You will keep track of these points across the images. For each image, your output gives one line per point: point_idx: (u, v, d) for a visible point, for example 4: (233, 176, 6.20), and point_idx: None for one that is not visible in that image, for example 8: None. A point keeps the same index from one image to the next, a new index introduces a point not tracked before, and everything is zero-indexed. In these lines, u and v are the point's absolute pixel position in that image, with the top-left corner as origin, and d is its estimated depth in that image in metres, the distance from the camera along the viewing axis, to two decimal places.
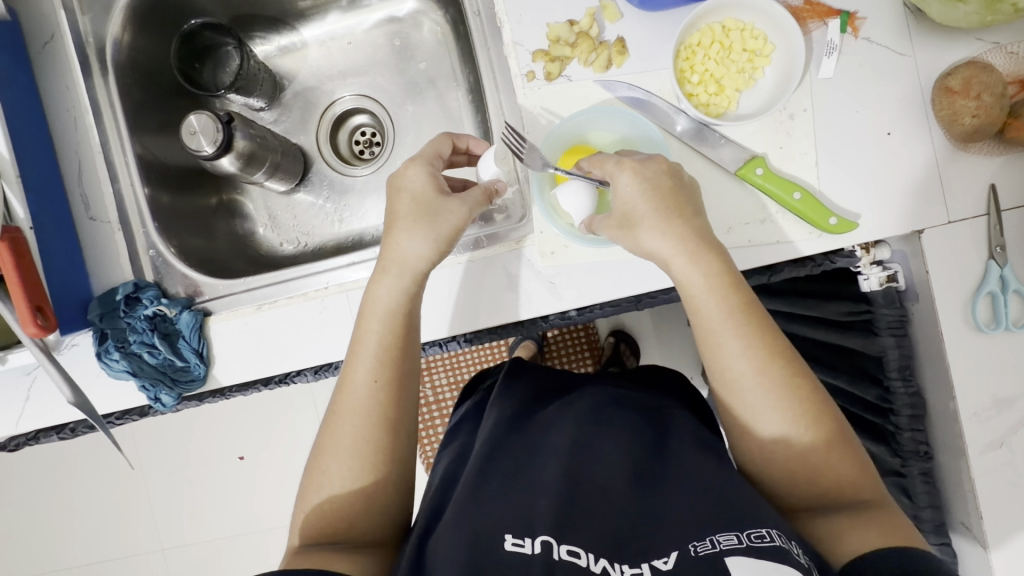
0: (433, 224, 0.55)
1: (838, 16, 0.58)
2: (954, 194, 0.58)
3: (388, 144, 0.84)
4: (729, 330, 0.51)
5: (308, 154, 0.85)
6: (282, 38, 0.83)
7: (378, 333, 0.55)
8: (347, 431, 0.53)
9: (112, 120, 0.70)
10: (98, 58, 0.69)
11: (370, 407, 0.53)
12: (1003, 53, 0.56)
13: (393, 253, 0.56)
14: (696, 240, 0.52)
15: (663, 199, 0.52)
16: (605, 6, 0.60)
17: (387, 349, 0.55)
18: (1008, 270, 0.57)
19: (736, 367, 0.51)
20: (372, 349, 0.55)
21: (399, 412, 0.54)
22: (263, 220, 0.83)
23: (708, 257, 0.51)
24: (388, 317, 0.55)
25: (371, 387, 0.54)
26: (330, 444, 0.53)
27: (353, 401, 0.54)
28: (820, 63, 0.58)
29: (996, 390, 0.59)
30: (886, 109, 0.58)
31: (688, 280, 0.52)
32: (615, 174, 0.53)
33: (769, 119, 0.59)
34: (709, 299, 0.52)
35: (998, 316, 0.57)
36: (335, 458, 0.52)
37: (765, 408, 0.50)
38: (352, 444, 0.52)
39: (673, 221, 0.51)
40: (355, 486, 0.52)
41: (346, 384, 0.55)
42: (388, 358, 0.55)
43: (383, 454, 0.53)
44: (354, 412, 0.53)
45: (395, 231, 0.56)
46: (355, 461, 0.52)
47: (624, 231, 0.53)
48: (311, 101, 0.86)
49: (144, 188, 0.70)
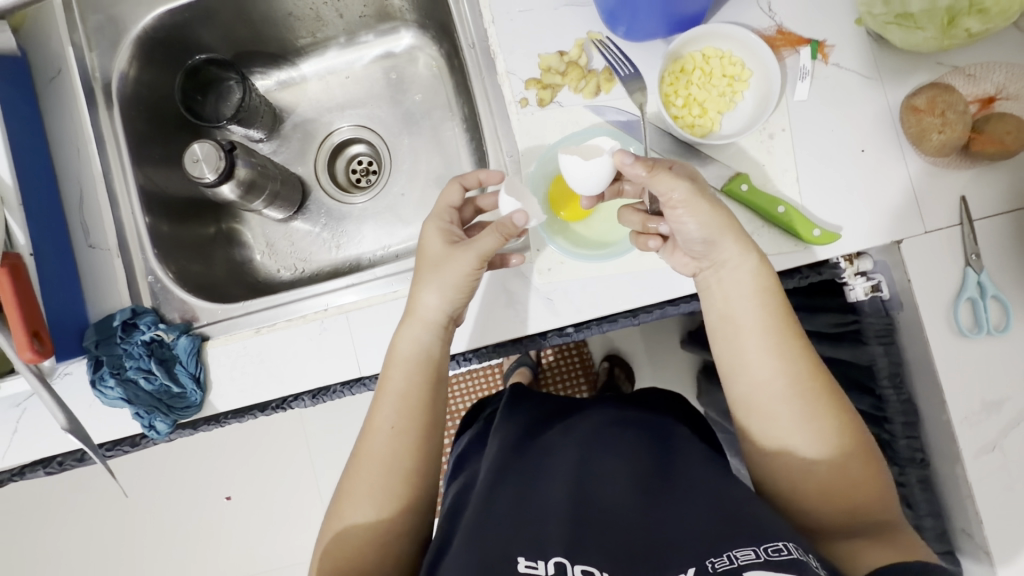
0: (440, 276, 0.55)
1: (807, 44, 0.62)
2: (928, 206, 0.61)
3: (385, 172, 0.87)
4: (766, 339, 0.53)
5: (307, 183, 0.87)
6: (282, 73, 0.87)
7: (402, 381, 0.56)
8: (370, 476, 0.53)
9: (115, 150, 0.72)
10: (103, 92, 0.72)
11: (391, 454, 0.54)
12: (962, 76, 0.60)
13: (412, 306, 0.57)
14: (741, 248, 0.53)
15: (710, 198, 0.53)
16: (592, 38, 0.64)
17: (408, 396, 0.56)
18: (985, 277, 0.59)
19: (769, 374, 0.52)
20: (396, 395, 0.56)
21: (419, 459, 0.54)
22: (261, 247, 0.85)
23: (747, 270, 0.54)
24: (413, 368, 0.56)
25: (391, 433, 0.54)
26: (351, 488, 0.53)
27: (378, 446, 0.54)
28: (795, 87, 0.62)
29: (983, 393, 0.60)
30: (861, 128, 0.61)
31: (734, 284, 0.54)
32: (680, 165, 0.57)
33: (750, 140, 0.62)
34: (750, 309, 0.54)
35: (979, 321, 0.59)
36: (359, 504, 0.52)
37: (789, 424, 0.51)
38: (376, 488, 0.53)
39: (714, 215, 0.52)
40: (373, 528, 0.51)
41: (369, 430, 0.55)
42: (410, 406, 0.55)
43: (399, 499, 0.53)
44: (376, 458, 0.54)
45: (413, 288, 0.58)
46: (372, 508, 0.52)
47: (685, 198, 0.51)
48: (310, 133, 0.88)
49: (145, 217, 0.71)
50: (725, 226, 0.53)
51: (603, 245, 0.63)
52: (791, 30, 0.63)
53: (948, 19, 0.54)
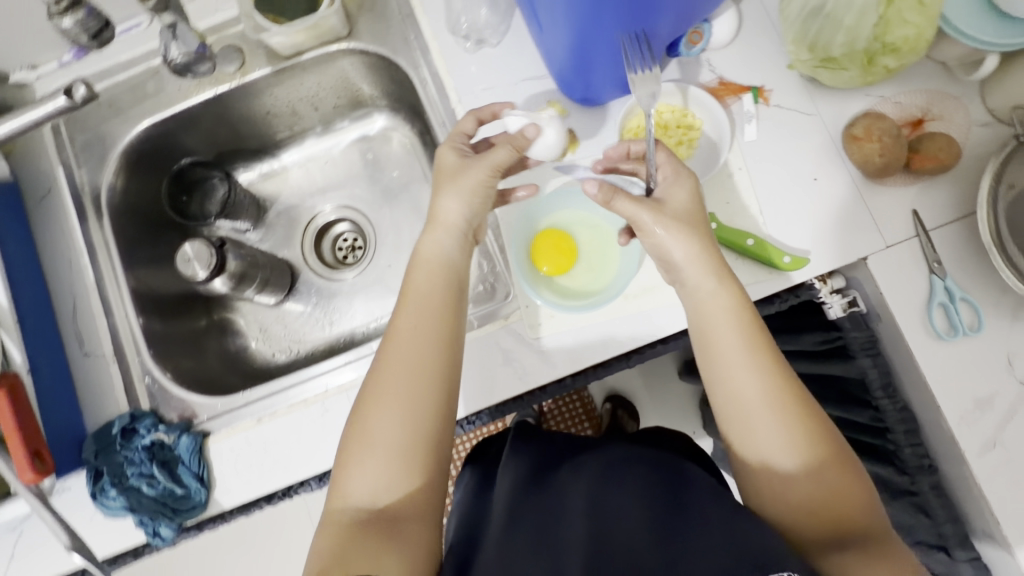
0: (462, 182, 0.58)
1: (748, 90, 0.67)
2: (885, 222, 0.65)
3: (371, 246, 0.90)
4: (744, 354, 0.54)
5: (295, 266, 0.90)
6: (263, 165, 0.91)
7: (424, 287, 0.58)
8: (397, 386, 0.54)
9: (107, 259, 0.74)
10: (93, 205, 0.74)
11: (413, 356, 0.55)
12: (890, 104, 0.66)
13: (434, 214, 0.60)
14: (713, 270, 0.56)
15: (688, 219, 0.57)
16: (552, 105, 0.69)
17: (429, 300, 0.57)
18: (950, 281, 0.62)
19: (749, 386, 0.53)
20: (420, 297, 0.57)
21: (443, 361, 0.55)
22: (255, 333, 0.86)
23: (722, 292, 0.56)
24: (436, 271, 0.59)
25: (413, 338, 0.55)
26: (367, 411, 0.54)
27: (407, 350, 0.55)
28: (743, 129, 0.67)
29: (974, 393, 0.62)
30: (812, 159, 0.66)
31: (709, 306, 0.56)
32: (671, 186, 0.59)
33: (711, 181, 0.66)
34: (725, 327, 0.55)
35: (953, 324, 0.62)
36: (391, 421, 0.53)
37: (770, 436, 0.52)
38: (403, 403, 0.53)
39: (684, 237, 0.56)
40: (402, 455, 0.52)
41: (390, 338, 0.56)
42: (432, 309, 0.57)
43: (423, 407, 0.53)
44: (400, 360, 0.55)
45: (435, 196, 0.60)
46: (398, 418, 0.53)
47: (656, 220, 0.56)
48: (294, 218, 0.91)
49: (138, 319, 0.73)
50: (701, 238, 0.57)
51: (586, 296, 0.66)
52: (732, 80, 0.68)
53: (871, 56, 0.59)
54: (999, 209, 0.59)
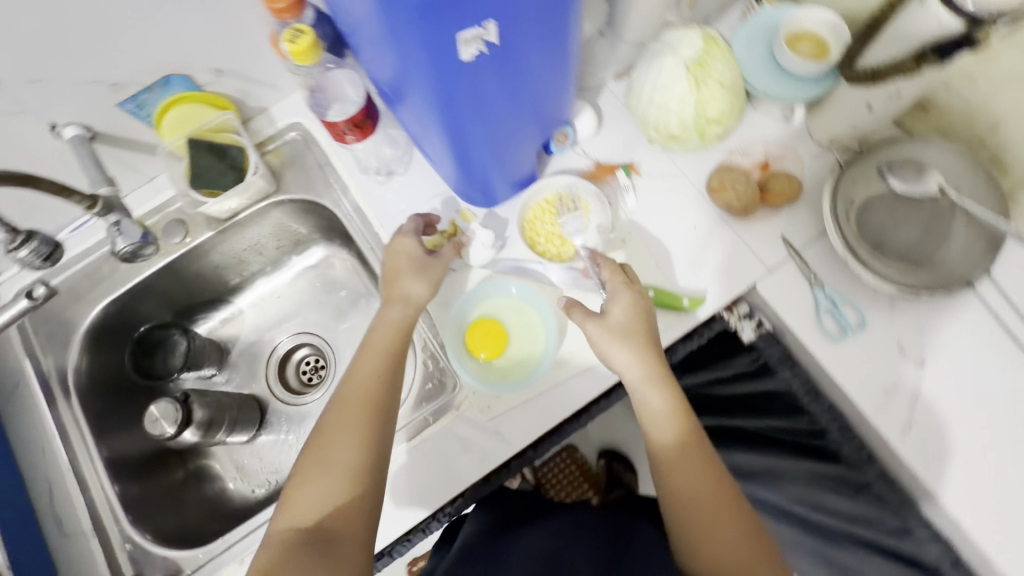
0: (424, 271, 0.71)
1: (619, 168, 0.78)
2: (763, 250, 0.74)
3: (332, 364, 0.95)
4: (683, 452, 0.61)
5: (262, 399, 0.94)
6: (221, 312, 0.97)
7: (383, 341, 0.68)
8: (341, 425, 0.63)
9: (78, 436, 0.78)
10: (61, 387, 0.79)
11: (370, 395, 0.64)
12: (739, 155, 0.77)
13: (393, 289, 0.71)
14: (647, 374, 0.63)
15: (629, 331, 0.65)
16: (461, 213, 0.79)
17: (387, 352, 0.67)
18: (828, 290, 0.71)
19: (691, 485, 0.59)
20: (378, 346, 0.68)
21: (387, 404, 0.65)
22: (232, 474, 0.88)
23: (659, 392, 0.63)
24: (391, 329, 0.69)
25: (372, 382, 0.65)
26: (325, 445, 0.62)
27: (352, 391, 0.65)
28: (625, 199, 0.78)
29: (880, 382, 0.69)
30: (690, 211, 0.77)
31: (649, 404, 0.63)
32: (619, 296, 0.67)
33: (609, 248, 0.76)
34: (667, 427, 0.62)
35: (842, 326, 0.70)
36: (330, 455, 0.61)
37: (713, 532, 0.57)
38: (340, 436, 0.62)
39: (629, 344, 0.64)
40: (336, 482, 0.60)
41: (352, 379, 0.66)
42: (387, 360, 0.67)
43: (373, 443, 0.62)
44: (359, 398, 0.64)
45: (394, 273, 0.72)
46: (350, 450, 0.61)
47: (598, 330, 0.66)
48: (255, 354, 0.97)
49: (114, 486, 0.76)
50: (641, 351, 0.64)
51: (529, 368, 0.72)
52: (605, 161, 0.80)
53: (700, 130, 0.70)
54: (841, 223, 0.69)
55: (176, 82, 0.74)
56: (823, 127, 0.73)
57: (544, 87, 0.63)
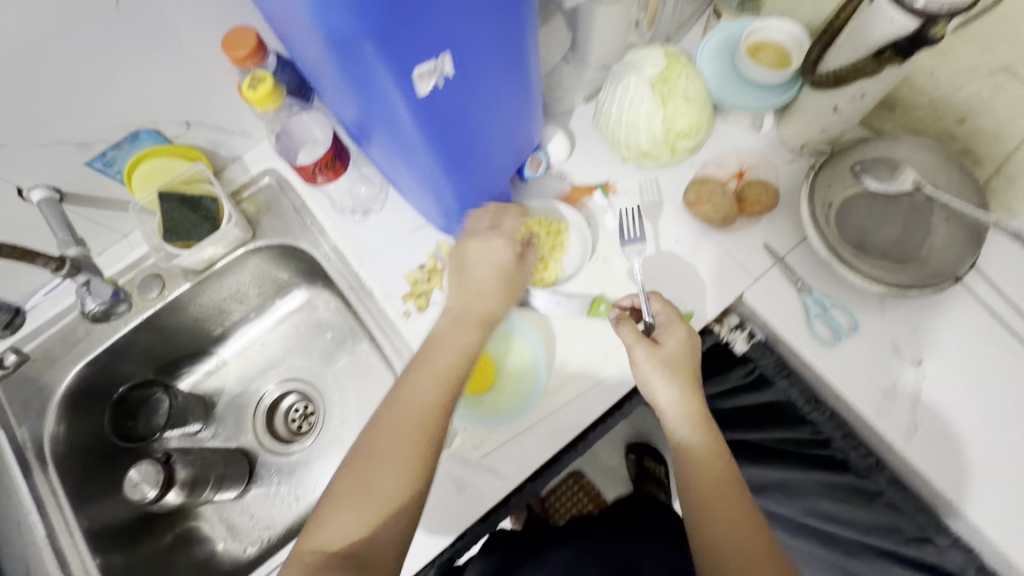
0: (489, 290, 0.68)
1: (596, 189, 0.78)
2: (747, 260, 0.73)
3: (321, 410, 0.93)
4: (721, 498, 0.59)
5: (251, 451, 0.92)
6: (205, 364, 0.95)
7: (444, 360, 0.64)
8: (391, 445, 0.59)
9: (56, 508, 0.74)
10: (37, 457, 0.76)
11: (422, 418, 0.60)
12: (714, 165, 0.76)
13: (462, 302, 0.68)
14: (686, 415, 0.63)
15: (677, 367, 0.64)
16: (440, 245, 0.78)
17: (444, 374, 0.63)
18: (816, 295, 0.70)
19: (724, 533, 0.58)
20: (434, 366, 0.63)
21: (441, 432, 0.60)
22: (222, 533, 0.85)
23: (699, 434, 0.62)
24: (456, 349, 0.65)
25: (426, 406, 0.61)
26: (371, 462, 0.58)
27: (404, 407, 0.61)
28: (603, 219, 0.77)
29: (879, 385, 0.67)
30: (670, 225, 0.76)
31: (688, 444, 0.62)
32: (672, 327, 0.66)
33: (591, 269, 0.75)
34: (704, 470, 0.61)
35: (834, 330, 0.68)
36: (375, 481, 0.57)
37: None
38: (387, 459, 0.58)
39: (675, 377, 0.63)
40: (380, 513, 0.56)
41: (406, 394, 0.61)
42: (444, 383, 0.62)
43: (421, 470, 0.58)
44: (413, 419, 0.60)
45: (466, 274, 0.69)
46: (396, 474, 0.57)
47: (647, 359, 0.64)
48: (241, 405, 0.95)
49: (94, 559, 0.73)
50: (688, 389, 0.63)
51: (518, 400, 0.70)
52: (581, 183, 0.79)
53: (671, 146, 0.69)
54: (820, 226, 0.68)
55: (145, 137, 0.73)
56: (796, 132, 0.73)
57: (512, 111, 0.62)
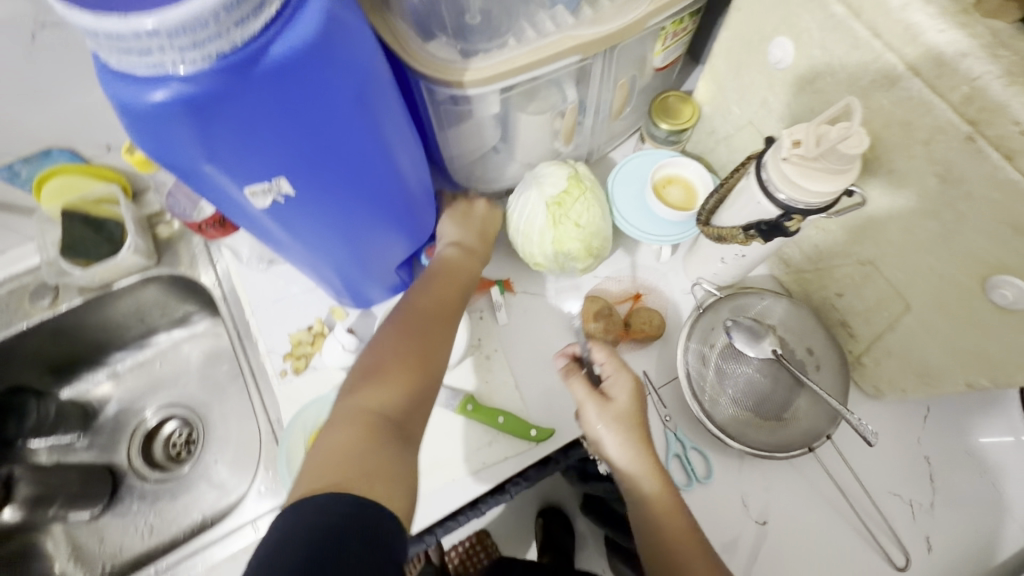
0: (481, 241, 0.73)
1: (494, 284, 0.78)
2: None
3: (200, 441, 0.92)
4: (691, 549, 0.56)
5: (119, 472, 0.91)
6: (93, 375, 0.94)
7: (449, 281, 0.67)
8: (419, 329, 0.60)
9: None
10: None
11: (438, 318, 0.62)
12: (614, 284, 0.78)
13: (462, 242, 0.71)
14: (643, 467, 0.60)
15: (630, 422, 0.62)
16: (334, 310, 0.79)
17: (459, 288, 0.67)
18: (679, 433, 0.71)
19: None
20: (451, 276, 0.67)
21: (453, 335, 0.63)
22: (66, 553, 0.84)
23: (659, 485, 0.59)
24: (458, 276, 0.68)
25: (447, 314, 0.63)
26: (401, 341, 0.57)
27: (417, 308, 0.62)
28: (496, 315, 0.77)
29: (720, 539, 0.67)
30: (555, 336, 0.77)
31: (647, 499, 0.59)
32: (619, 372, 0.64)
33: (471, 363, 0.75)
34: (670, 521, 0.57)
35: (686, 474, 0.69)
36: (425, 357, 0.57)
37: None
38: (428, 342, 0.59)
39: (627, 425, 0.61)
40: (417, 386, 0.55)
41: (423, 296, 0.64)
42: (458, 292, 0.66)
43: (440, 356, 0.59)
44: (429, 314, 0.62)
45: (455, 234, 0.72)
46: (423, 358, 0.57)
47: (597, 416, 0.62)
48: (122, 422, 0.94)
49: None
50: (641, 442, 0.61)
51: None
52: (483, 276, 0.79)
53: (561, 263, 0.71)
54: (691, 366, 0.70)
55: (59, 155, 0.75)
56: (693, 268, 0.76)
57: (401, 198, 0.60)
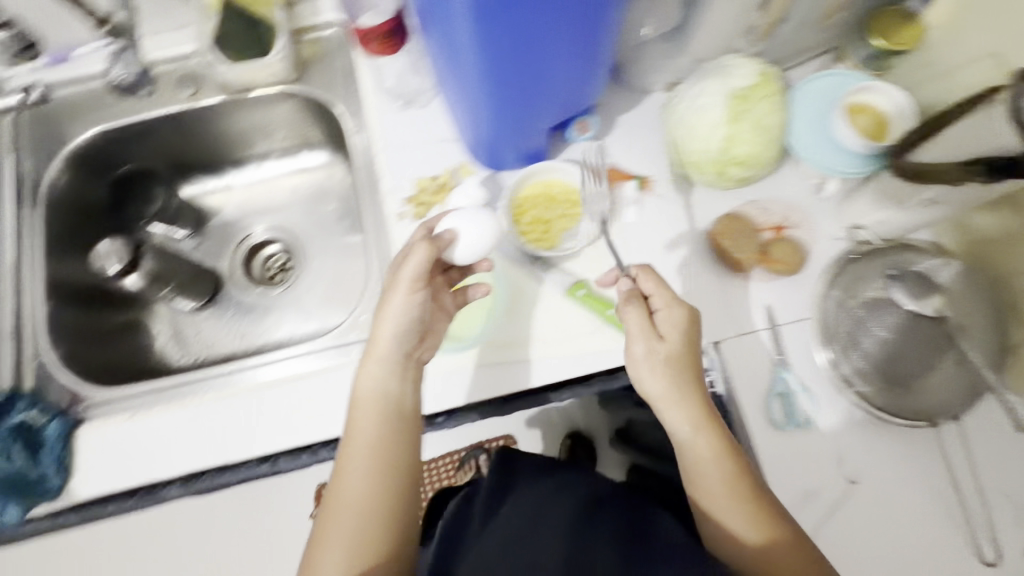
0: (405, 290, 0.59)
1: (632, 179, 0.74)
2: (740, 313, 0.70)
3: (296, 268, 0.95)
4: (727, 492, 0.58)
5: (222, 279, 0.95)
6: (208, 181, 0.97)
7: (373, 387, 0.61)
8: (361, 512, 0.58)
9: (30, 245, 0.78)
10: (31, 194, 0.80)
11: (368, 476, 0.59)
12: (758, 209, 0.72)
13: (377, 335, 0.61)
14: (696, 418, 0.59)
15: (681, 363, 0.60)
16: (462, 166, 0.76)
17: (384, 430, 0.60)
18: (788, 374, 0.68)
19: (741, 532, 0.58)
20: (370, 410, 0.60)
21: (405, 474, 0.60)
22: (166, 335, 0.89)
23: (701, 432, 0.59)
24: (383, 404, 0.60)
25: (374, 441, 0.59)
26: (324, 535, 0.58)
27: (349, 491, 0.58)
28: (625, 211, 0.73)
29: (803, 484, 0.65)
30: (682, 246, 0.72)
31: (694, 447, 0.59)
32: (671, 310, 0.60)
33: (590, 252, 0.72)
34: (711, 470, 0.59)
35: (787, 415, 0.66)
36: (346, 493, 0.58)
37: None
38: (353, 512, 0.58)
39: (680, 379, 0.59)
40: (370, 558, 0.57)
41: (353, 431, 0.60)
42: (388, 426, 0.60)
43: (392, 507, 0.59)
44: (360, 467, 0.59)
45: (391, 297, 0.60)
46: (354, 550, 0.57)
47: (646, 354, 0.59)
48: (229, 233, 0.97)
49: (45, 305, 0.77)
50: (693, 388, 0.59)
51: (456, 339, 0.69)
52: (621, 167, 0.75)
53: (721, 167, 0.65)
54: (826, 310, 0.67)
55: None
56: (851, 212, 0.70)
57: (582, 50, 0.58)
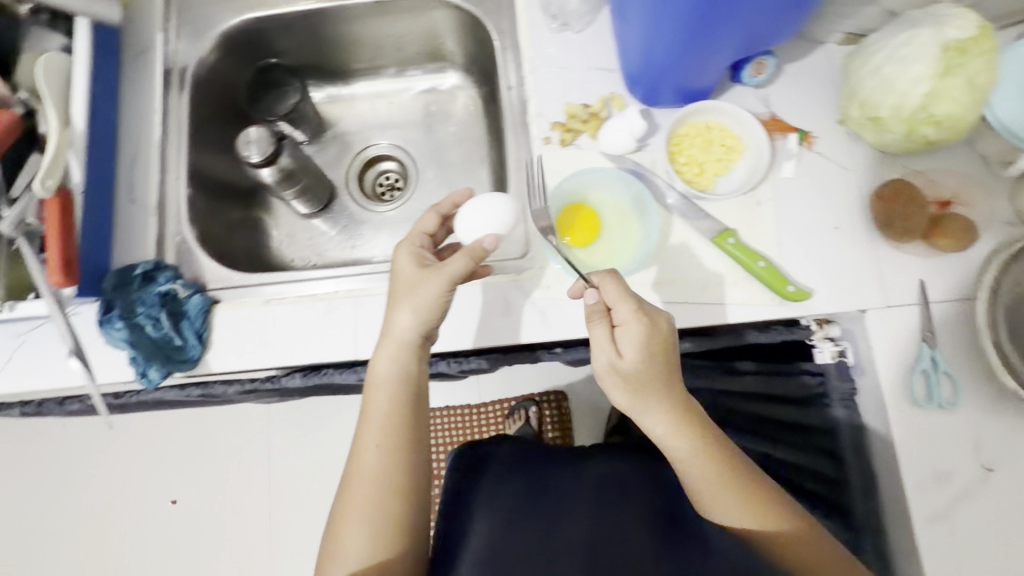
0: (416, 296, 0.60)
1: (795, 131, 0.70)
2: (892, 285, 0.67)
3: (410, 187, 0.94)
4: (721, 494, 0.58)
5: (337, 188, 0.95)
6: (334, 88, 0.96)
7: (384, 369, 0.62)
8: (377, 492, 0.60)
9: (176, 125, 0.80)
10: (179, 76, 0.81)
11: (384, 470, 0.61)
12: (925, 179, 0.68)
13: (388, 326, 0.62)
14: (674, 422, 0.57)
15: (644, 380, 0.56)
16: (615, 97, 0.73)
17: (394, 414, 0.62)
18: (938, 353, 0.64)
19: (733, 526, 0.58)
20: (383, 390, 0.62)
21: (408, 455, 0.62)
22: (282, 236, 0.91)
23: (676, 432, 0.57)
24: (394, 386, 0.62)
25: (387, 418, 0.62)
26: (345, 514, 0.60)
27: (369, 467, 0.61)
28: (782, 165, 0.70)
29: (935, 465, 0.63)
30: (838, 210, 0.69)
31: (674, 450, 0.58)
32: (625, 319, 0.56)
33: (740, 202, 0.70)
34: (696, 474, 0.58)
35: (931, 393, 0.64)
36: (358, 491, 0.60)
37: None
38: (365, 488, 0.60)
39: (659, 398, 0.57)
40: (390, 531, 0.60)
41: (366, 422, 0.62)
42: (400, 405, 0.62)
43: (405, 487, 0.61)
44: (376, 449, 0.61)
45: (394, 305, 0.61)
46: (370, 526, 0.59)
47: (606, 368, 0.57)
48: (347, 144, 0.97)
49: (186, 186, 0.78)
50: (671, 400, 0.57)
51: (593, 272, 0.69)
52: (783, 118, 0.71)
53: (911, 126, 0.63)
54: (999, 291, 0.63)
55: None
56: None
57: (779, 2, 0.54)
